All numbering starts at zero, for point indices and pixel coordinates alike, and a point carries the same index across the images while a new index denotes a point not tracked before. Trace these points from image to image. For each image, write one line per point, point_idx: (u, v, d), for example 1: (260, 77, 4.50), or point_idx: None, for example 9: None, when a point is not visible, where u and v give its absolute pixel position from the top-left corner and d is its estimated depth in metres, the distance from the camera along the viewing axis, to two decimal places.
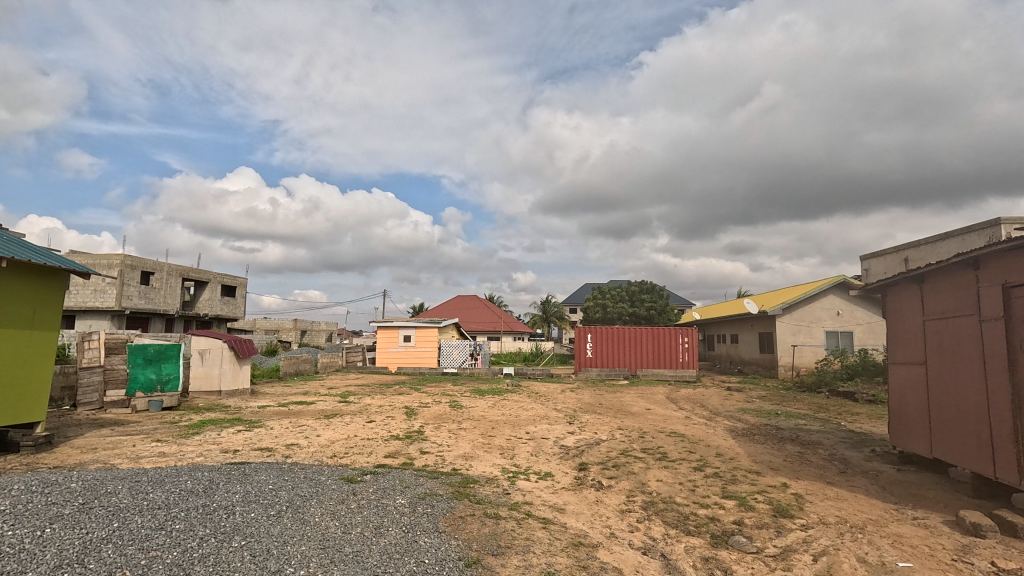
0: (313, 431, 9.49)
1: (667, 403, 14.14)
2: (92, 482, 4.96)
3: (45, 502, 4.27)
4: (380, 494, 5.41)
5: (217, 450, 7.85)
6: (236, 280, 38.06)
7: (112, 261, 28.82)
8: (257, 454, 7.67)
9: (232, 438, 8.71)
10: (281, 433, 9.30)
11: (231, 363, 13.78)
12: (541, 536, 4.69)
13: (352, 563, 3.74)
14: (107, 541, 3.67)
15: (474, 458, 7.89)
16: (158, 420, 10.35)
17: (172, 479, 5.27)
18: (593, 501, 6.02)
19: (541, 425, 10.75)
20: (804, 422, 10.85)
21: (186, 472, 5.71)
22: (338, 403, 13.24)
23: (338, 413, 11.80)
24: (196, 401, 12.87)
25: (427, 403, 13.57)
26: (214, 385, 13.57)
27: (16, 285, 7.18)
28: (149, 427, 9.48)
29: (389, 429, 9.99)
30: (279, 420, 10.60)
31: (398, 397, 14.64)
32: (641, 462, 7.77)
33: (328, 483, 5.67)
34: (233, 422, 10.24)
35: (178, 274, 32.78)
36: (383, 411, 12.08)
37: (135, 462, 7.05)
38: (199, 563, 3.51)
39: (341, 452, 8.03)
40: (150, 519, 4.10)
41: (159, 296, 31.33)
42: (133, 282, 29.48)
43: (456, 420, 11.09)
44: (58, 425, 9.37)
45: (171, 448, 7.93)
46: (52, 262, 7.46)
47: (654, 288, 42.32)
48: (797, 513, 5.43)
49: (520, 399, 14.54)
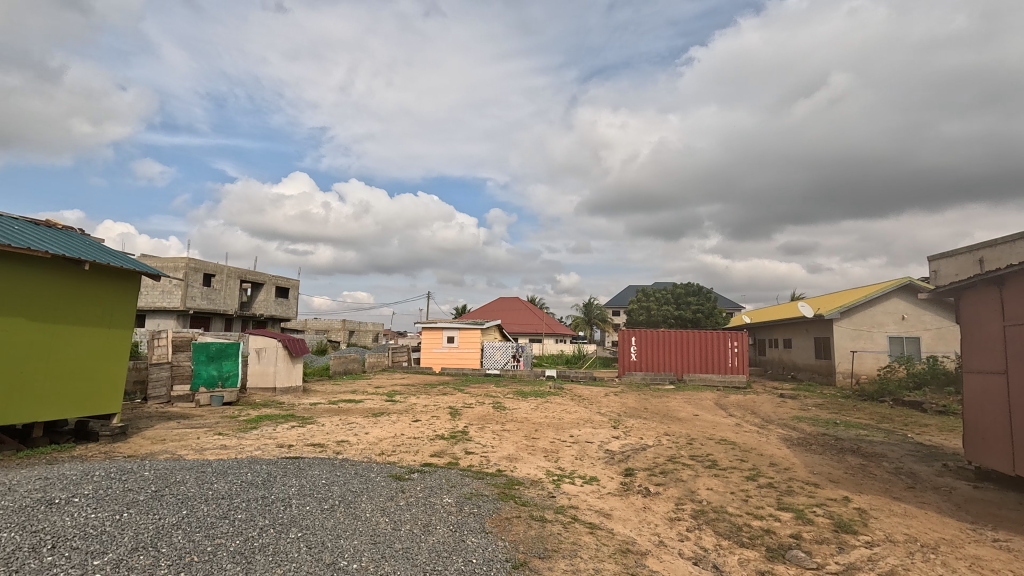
0: (362, 429, 9.77)
1: (717, 410, 13.68)
2: (163, 471, 5.29)
3: (123, 488, 4.60)
4: (428, 492, 5.50)
5: (273, 444, 8.25)
6: (288, 281, 39.72)
7: (179, 264, 30.80)
8: (310, 450, 8.00)
9: (287, 434, 9.11)
10: (332, 430, 9.64)
11: (285, 361, 14.41)
12: (588, 541, 4.64)
13: (402, 559, 3.81)
14: (178, 527, 3.90)
15: (519, 460, 7.90)
16: (219, 414, 10.94)
17: (234, 471, 5.55)
18: (640, 507, 5.91)
19: (585, 428, 10.65)
20: (866, 432, 10.23)
21: (246, 464, 6.02)
22: (385, 401, 13.59)
23: (385, 411, 12.10)
24: (253, 397, 13.55)
25: (470, 404, 13.72)
26: (269, 382, 14.23)
27: (98, 287, 7.79)
28: (211, 421, 10.04)
29: (435, 428, 10.16)
30: (330, 418, 10.98)
31: (443, 397, 14.83)
32: (690, 469, 7.56)
33: (378, 480, 5.82)
34: (287, 418, 10.72)
35: (237, 277, 34.64)
36: (429, 411, 12.28)
37: (200, 453, 7.50)
38: (260, 552, 3.68)
39: (389, 450, 8.23)
40: (215, 508, 4.34)
41: (220, 297, 33.18)
42: (196, 284, 31.34)
43: (499, 421, 11.15)
44: (132, 417, 10.09)
45: (232, 441, 8.40)
46: (129, 265, 8.06)
47: (701, 289, 41.18)
48: (860, 529, 5.12)
49: (563, 402, 14.46)
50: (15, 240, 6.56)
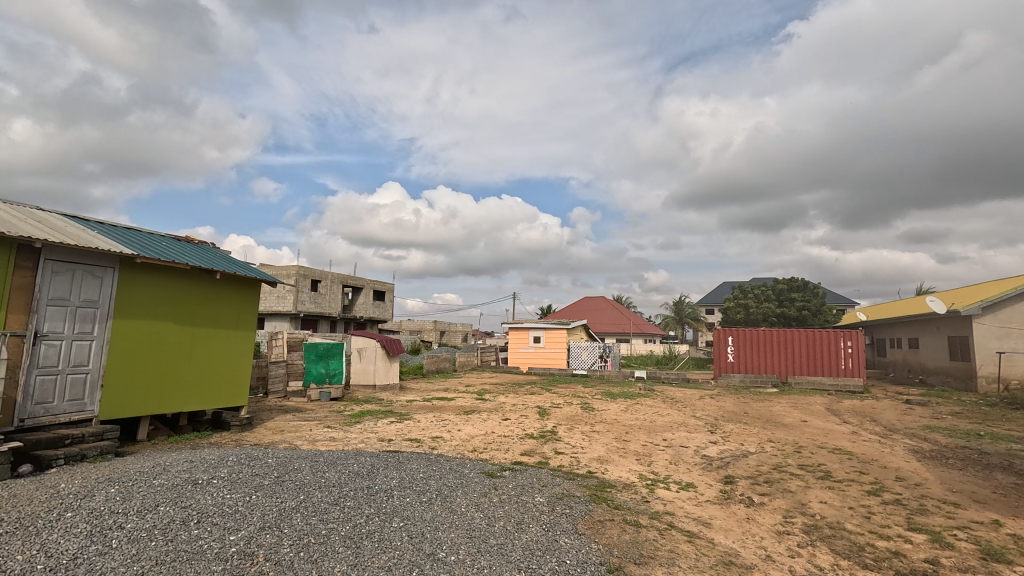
0: (455, 426, 10.14)
1: (829, 416, 12.49)
2: (283, 459, 5.87)
3: (251, 473, 5.16)
4: (519, 490, 5.58)
5: (375, 438, 8.81)
6: (384, 285, 42.24)
7: (290, 272, 33.94)
8: (408, 444, 8.45)
9: (387, 428, 9.70)
10: (428, 426, 10.11)
11: (383, 360, 15.44)
12: (686, 549, 4.44)
13: (497, 555, 3.90)
14: (297, 510, 4.30)
15: (610, 462, 7.76)
16: (328, 409, 11.89)
17: (342, 462, 6.01)
18: (743, 518, 5.55)
19: (678, 432, 10.21)
20: (1019, 446, 8.81)
21: (353, 456, 6.49)
22: (476, 400, 13.98)
23: (476, 409, 12.46)
24: (356, 393, 14.58)
25: (558, 404, 13.71)
26: (369, 379, 15.22)
27: (228, 293, 8.81)
28: (321, 415, 10.96)
29: (525, 427, 10.28)
30: (425, 414, 11.51)
31: (531, 396, 14.97)
32: (799, 480, 6.97)
33: (471, 476, 6.00)
34: (386, 413, 11.40)
35: (339, 282, 37.47)
36: (518, 410, 12.44)
37: (313, 444, 8.21)
38: (367, 538, 3.95)
39: (481, 447, 8.45)
40: (327, 495, 4.72)
41: (325, 301, 36.08)
42: (305, 290, 34.34)
43: (588, 422, 11.03)
44: (256, 409, 11.29)
45: (340, 434, 9.10)
46: (251, 274, 9.03)
47: (807, 284, 37.84)
48: (1016, 559, 4.41)
49: (654, 404, 13.98)
50: (164, 254, 7.62)
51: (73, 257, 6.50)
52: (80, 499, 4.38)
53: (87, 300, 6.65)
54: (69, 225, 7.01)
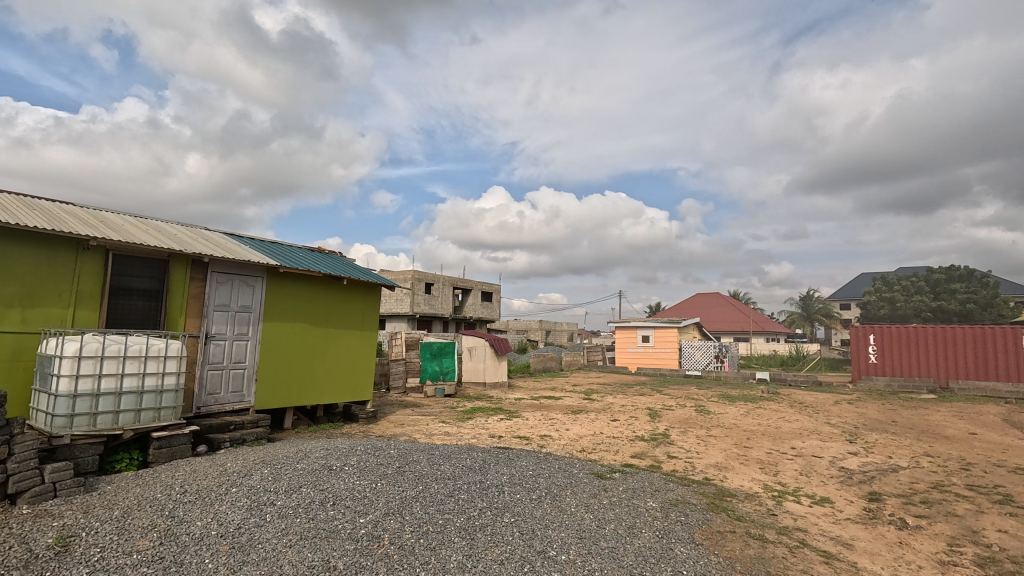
0: (563, 425, 10.15)
1: (1007, 428, 10.49)
2: (403, 451, 6.32)
3: (377, 462, 5.63)
4: (631, 494, 5.43)
5: (486, 434, 9.13)
6: (491, 286, 43.61)
7: (406, 276, 36.43)
8: (517, 441, 8.64)
9: (497, 425, 10.00)
10: (536, 424, 10.24)
11: (492, 359, 15.92)
12: (823, 572, 3.99)
13: (608, 558, 3.84)
14: (416, 499, 4.60)
15: (729, 470, 7.25)
16: (442, 405, 12.57)
17: (456, 456, 6.32)
18: (894, 542, 4.86)
19: (809, 440, 9.24)
20: None
21: (466, 451, 6.80)
22: (583, 400, 13.88)
23: (584, 409, 12.35)
24: (468, 390, 15.23)
25: (670, 405, 13.11)
26: (479, 377, 15.83)
27: (354, 297, 9.70)
28: (436, 411, 11.62)
29: (635, 429, 9.98)
30: (533, 413, 11.67)
31: (640, 397, 14.49)
32: (967, 502, 5.93)
33: (581, 476, 5.97)
34: (496, 410, 11.75)
35: (450, 284, 39.43)
36: (627, 411, 12.12)
37: (430, 438, 8.74)
38: (481, 531, 4.10)
39: (590, 447, 8.37)
40: (443, 486, 5.00)
41: (438, 302, 38.18)
42: (420, 292, 36.64)
43: (704, 426, 10.41)
44: (380, 403, 12.30)
45: (454, 429, 9.57)
46: (372, 278, 9.86)
47: (973, 273, 32.17)
48: None
49: (780, 408, 12.79)
50: (301, 263, 8.62)
51: (232, 268, 7.58)
52: (242, 477, 5.10)
53: (243, 305, 7.73)
54: (228, 242, 8.21)
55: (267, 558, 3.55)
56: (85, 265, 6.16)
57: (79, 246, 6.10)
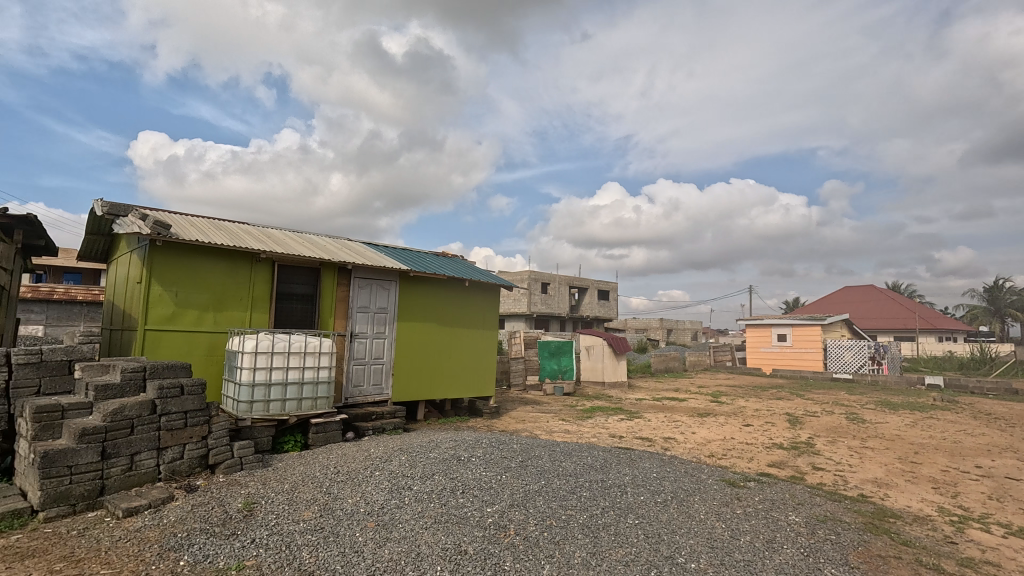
0: (689, 428, 9.65)
1: None
2: (525, 446, 6.50)
3: (501, 455, 5.87)
4: (768, 505, 4.99)
5: (607, 434, 9.02)
6: (608, 284, 42.88)
7: (523, 276, 37.30)
8: (639, 443, 8.40)
9: (618, 425, 9.82)
10: (659, 426, 9.87)
11: (611, 358, 15.64)
12: None
13: (744, 572, 3.58)
14: (539, 494, 4.71)
15: (891, 487, 6.32)
16: (562, 402, 12.66)
17: (577, 453, 6.34)
18: None
19: (1002, 459, 7.69)
20: None
21: (587, 449, 6.78)
22: (711, 402, 13.04)
23: (711, 412, 11.61)
24: (587, 389, 15.15)
25: (814, 412, 11.78)
26: (598, 376, 15.68)
27: (476, 297, 10.20)
28: (556, 408, 11.75)
29: (771, 436, 9.13)
30: (656, 414, 11.25)
31: (777, 402, 13.21)
32: None
33: (710, 482, 5.63)
34: (617, 410, 11.54)
35: (566, 283, 39.56)
36: (762, 416, 11.14)
37: (550, 435, 8.87)
38: (604, 530, 4.07)
39: (719, 453, 7.85)
40: (565, 483, 5.05)
41: (554, 302, 38.53)
42: (536, 292, 37.28)
43: (857, 436, 9.19)
44: (502, 399, 12.76)
45: (574, 427, 9.60)
46: (492, 279, 10.30)
47: None
48: None
49: (958, 420, 10.82)
50: (428, 267, 9.30)
51: (371, 274, 8.41)
52: (383, 462, 5.65)
53: (380, 307, 8.54)
54: (367, 250, 9.13)
55: (407, 537, 3.90)
56: (257, 275, 7.25)
57: (253, 259, 7.22)
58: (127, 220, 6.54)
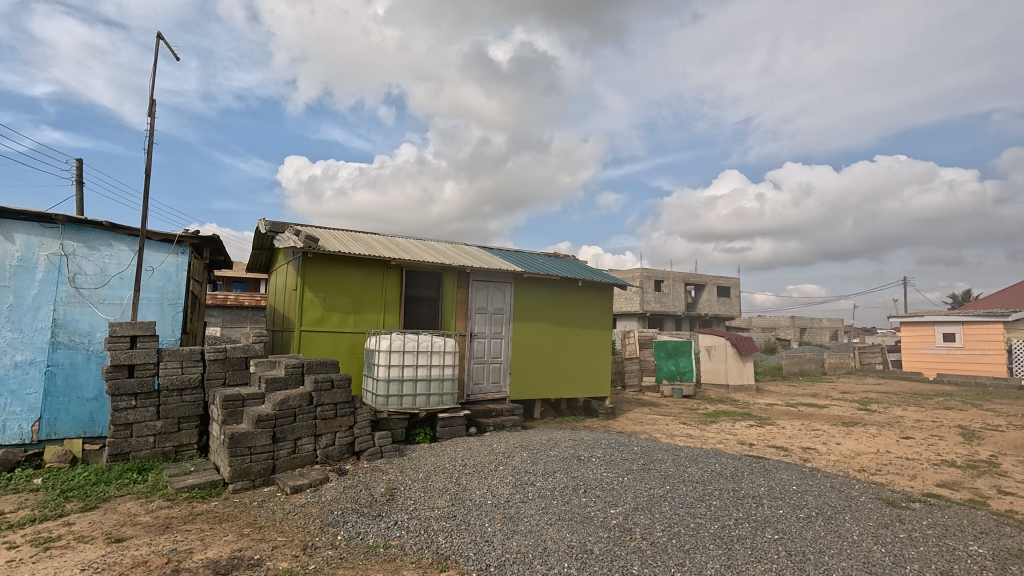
0: (832, 438, 8.67)
1: None
2: (647, 449, 6.33)
3: (622, 456, 5.79)
4: (941, 532, 4.32)
5: (734, 440, 8.44)
6: (728, 280, 40.04)
7: (635, 274, 36.27)
8: (773, 452, 7.75)
9: (746, 432, 9.13)
10: (795, 434, 8.99)
11: (735, 359, 14.55)
12: None
13: None
14: (665, 499, 4.57)
15: None
16: (681, 405, 12.09)
17: (704, 460, 6.03)
18: None
19: None
20: None
21: (713, 456, 6.42)
22: (858, 410, 11.57)
23: (860, 421, 10.29)
24: (709, 392, 14.29)
25: (997, 425, 9.91)
26: (721, 378, 14.70)
27: (590, 297, 10.16)
28: (676, 411, 11.25)
29: (940, 452, 7.85)
30: (790, 421, 10.27)
31: (946, 413, 11.33)
32: None
33: (862, 500, 5.02)
34: (744, 416, 10.73)
35: (681, 280, 37.70)
36: (926, 428, 9.63)
37: (671, 438, 8.53)
38: (739, 542, 3.84)
39: (872, 468, 6.96)
40: (692, 490, 4.84)
41: (669, 300, 36.92)
42: (649, 290, 36.02)
43: None
44: (617, 400, 12.53)
45: (696, 431, 9.12)
46: (605, 278, 10.19)
47: None
48: None
49: None
50: (541, 268, 9.48)
51: (488, 276, 8.77)
52: (506, 458, 5.88)
53: (497, 308, 8.87)
54: (484, 253, 9.55)
55: (533, 531, 4.02)
56: (388, 280, 7.94)
57: (384, 265, 7.91)
58: (284, 236, 7.55)
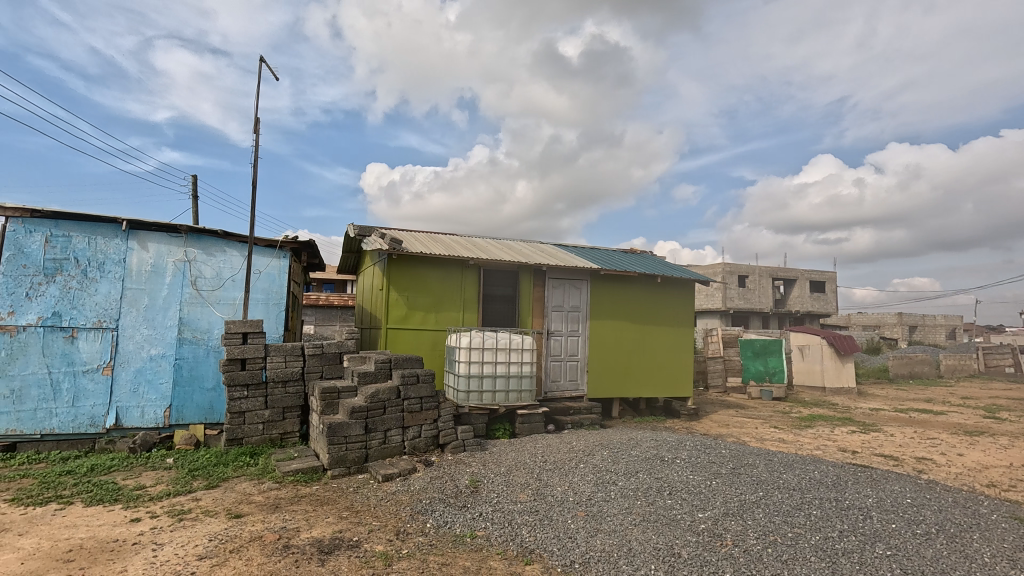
0: (953, 449, 7.76)
1: None
2: (736, 452, 6.02)
3: (708, 459, 5.56)
4: None
5: (834, 447, 7.81)
6: (823, 275, 37.02)
7: (717, 269, 34.58)
8: (880, 460, 7.08)
9: (848, 438, 8.40)
10: (907, 443, 8.14)
11: (832, 358, 13.52)
12: None
13: None
14: (758, 505, 4.33)
15: None
16: (772, 408, 11.36)
17: (801, 466, 5.64)
18: None
19: None
20: None
21: (811, 462, 5.99)
22: (985, 418, 10.26)
23: (986, 431, 9.12)
24: (803, 395, 13.31)
25: None
26: (816, 380, 13.63)
27: (669, 293, 9.84)
28: (765, 414, 10.59)
29: None
30: (900, 428, 9.32)
31: None
32: None
33: (994, 518, 4.45)
34: (845, 421, 9.88)
35: (769, 275, 35.42)
36: None
37: (761, 442, 8.05)
38: (844, 556, 3.55)
39: (1004, 483, 6.15)
40: (788, 497, 4.54)
41: (755, 296, 34.82)
42: (733, 286, 34.19)
43: None
44: (700, 401, 12.03)
45: (790, 436, 8.54)
46: (685, 274, 9.83)
47: None
48: None
49: None
50: (618, 265, 9.32)
51: (564, 274, 8.76)
52: (587, 456, 5.84)
53: (574, 306, 8.83)
54: (559, 251, 9.55)
55: (617, 531, 3.97)
56: (467, 279, 8.17)
57: (463, 265, 8.15)
58: (371, 239, 8.01)
